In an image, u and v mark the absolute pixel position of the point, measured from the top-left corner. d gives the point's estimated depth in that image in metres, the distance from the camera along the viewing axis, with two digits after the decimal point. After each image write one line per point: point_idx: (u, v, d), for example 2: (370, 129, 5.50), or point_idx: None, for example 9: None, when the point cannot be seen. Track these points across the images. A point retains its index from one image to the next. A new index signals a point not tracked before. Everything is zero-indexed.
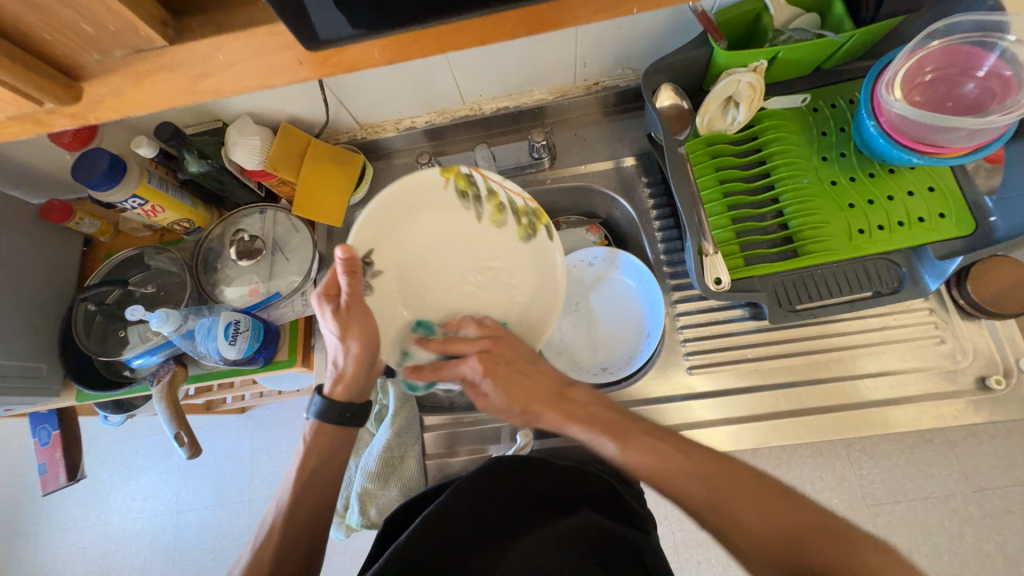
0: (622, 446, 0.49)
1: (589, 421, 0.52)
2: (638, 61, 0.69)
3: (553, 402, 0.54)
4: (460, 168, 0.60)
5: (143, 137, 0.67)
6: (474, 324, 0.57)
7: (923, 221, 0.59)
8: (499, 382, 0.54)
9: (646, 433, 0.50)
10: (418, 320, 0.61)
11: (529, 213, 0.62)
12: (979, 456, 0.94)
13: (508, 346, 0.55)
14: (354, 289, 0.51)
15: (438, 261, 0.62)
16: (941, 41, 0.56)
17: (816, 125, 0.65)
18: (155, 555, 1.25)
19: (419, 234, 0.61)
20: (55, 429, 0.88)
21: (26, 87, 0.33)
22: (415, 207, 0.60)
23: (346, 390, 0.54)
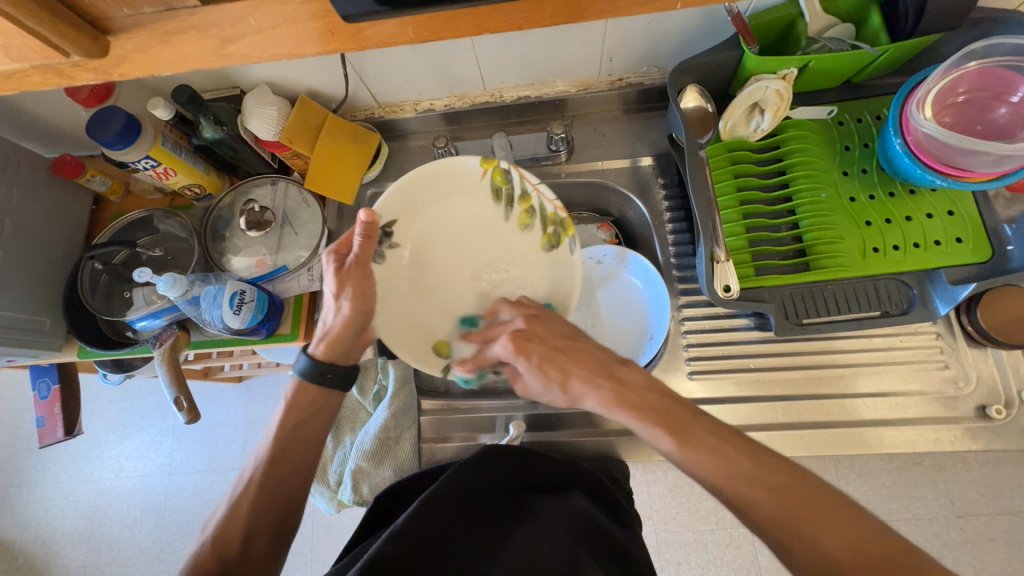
0: (668, 446, 0.47)
1: (643, 410, 0.48)
2: (665, 60, 0.68)
3: (598, 381, 0.50)
4: (498, 162, 0.60)
5: (160, 98, 0.66)
6: (508, 306, 0.57)
7: (939, 245, 0.59)
8: (533, 359, 0.51)
9: (708, 430, 0.46)
10: (461, 317, 0.61)
11: (557, 222, 0.61)
12: (967, 482, 0.94)
13: (542, 324, 0.53)
14: (363, 252, 0.52)
15: (454, 245, 0.62)
16: (977, 62, 0.55)
17: (840, 139, 0.64)
18: (145, 514, 1.27)
19: (446, 221, 0.62)
20: (55, 384, 0.89)
21: (59, 39, 0.33)
22: (449, 192, 0.62)
23: (328, 349, 0.54)
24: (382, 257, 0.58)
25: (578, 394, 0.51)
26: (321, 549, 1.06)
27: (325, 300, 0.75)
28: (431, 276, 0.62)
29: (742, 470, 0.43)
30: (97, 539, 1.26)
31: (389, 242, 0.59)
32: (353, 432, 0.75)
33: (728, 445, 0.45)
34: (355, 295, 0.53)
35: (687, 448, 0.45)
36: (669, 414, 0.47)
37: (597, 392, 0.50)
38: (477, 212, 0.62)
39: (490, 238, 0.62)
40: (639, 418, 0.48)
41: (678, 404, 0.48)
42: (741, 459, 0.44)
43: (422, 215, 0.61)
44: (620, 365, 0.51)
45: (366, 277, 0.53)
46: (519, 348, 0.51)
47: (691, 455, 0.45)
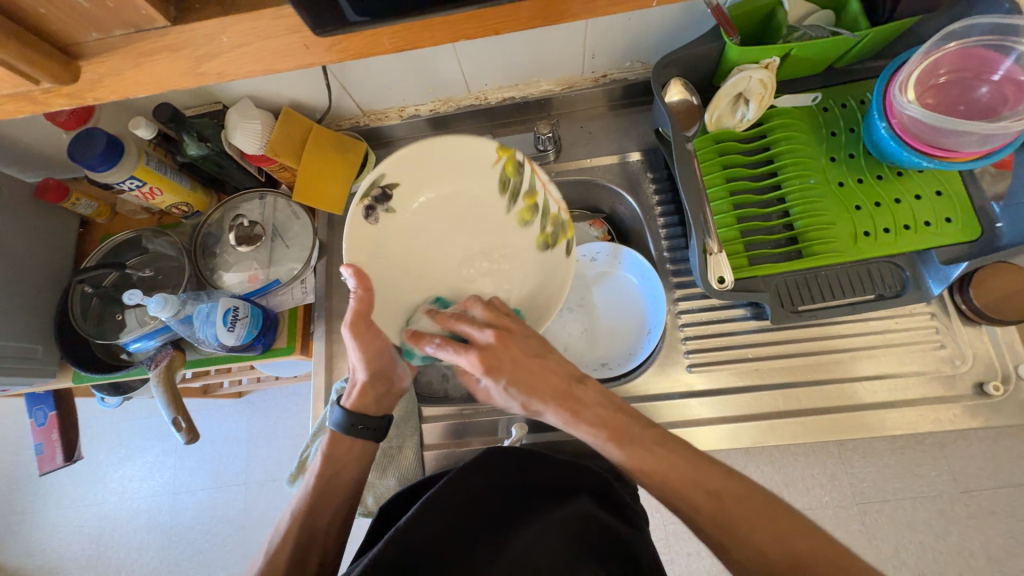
0: (614, 454, 0.49)
1: (597, 426, 0.50)
2: (647, 54, 0.68)
3: (560, 396, 0.51)
4: (514, 153, 0.58)
5: (141, 117, 0.65)
6: (482, 307, 0.55)
7: (929, 225, 0.59)
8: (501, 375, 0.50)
9: (657, 444, 0.49)
10: (435, 296, 0.61)
11: (557, 224, 0.61)
12: (968, 458, 0.94)
13: (511, 339, 0.51)
14: (364, 309, 0.51)
15: (449, 221, 0.62)
16: (957, 43, 0.55)
17: (826, 125, 0.64)
18: (152, 535, 1.26)
19: (446, 199, 0.61)
20: (51, 410, 0.88)
21: (30, 66, 0.32)
22: (455, 171, 0.60)
23: (362, 403, 0.57)
24: (374, 217, 0.57)
25: (539, 405, 0.52)
26: (332, 560, 1.06)
27: (320, 312, 0.75)
28: (418, 246, 0.61)
29: (685, 475, 0.47)
30: (104, 563, 1.25)
31: (383, 206, 0.58)
32: None
33: (672, 455, 0.48)
34: (370, 352, 0.54)
35: (635, 457, 0.49)
36: (622, 426, 0.50)
37: (556, 407, 0.51)
38: (479, 196, 0.61)
39: (488, 225, 0.62)
40: (592, 428, 0.50)
41: (639, 421, 0.51)
42: (683, 466, 0.48)
43: (429, 186, 0.60)
44: (580, 382, 0.52)
45: (376, 332, 0.54)
46: (487, 368, 0.49)
47: (632, 458, 0.49)
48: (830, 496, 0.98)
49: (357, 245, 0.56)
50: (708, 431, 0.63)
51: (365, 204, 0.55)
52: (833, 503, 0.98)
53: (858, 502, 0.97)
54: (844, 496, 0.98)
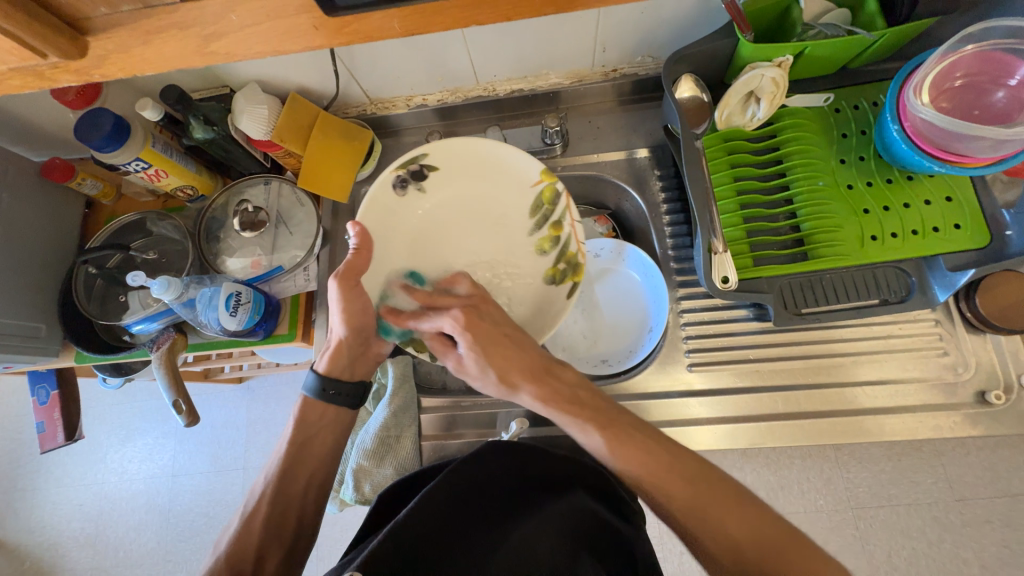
0: (597, 443, 0.49)
1: (573, 407, 0.51)
2: (659, 49, 0.67)
3: (539, 373, 0.52)
4: (555, 182, 0.59)
5: (148, 99, 0.65)
6: (468, 282, 0.56)
7: (937, 231, 0.58)
8: (477, 339, 0.51)
9: (636, 430, 0.49)
10: (411, 270, 0.59)
11: (571, 263, 0.60)
12: (965, 467, 0.93)
13: (492, 307, 0.54)
14: (358, 266, 0.52)
15: (469, 226, 0.61)
16: (975, 46, 0.54)
17: (837, 127, 0.63)
18: (150, 516, 1.27)
19: (474, 203, 0.61)
20: (54, 389, 0.88)
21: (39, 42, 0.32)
22: (492, 180, 0.61)
23: (332, 363, 0.57)
24: (402, 190, 0.59)
25: (516, 383, 0.51)
26: (327, 546, 1.07)
27: (321, 300, 0.75)
28: (432, 236, 0.61)
29: (662, 465, 0.47)
30: (103, 541, 1.27)
31: (416, 183, 0.60)
32: (354, 432, 0.75)
33: (650, 441, 0.49)
34: (350, 310, 0.54)
35: (614, 447, 0.48)
36: (607, 416, 0.50)
37: (535, 383, 0.51)
38: (508, 206, 0.61)
39: (506, 238, 0.61)
40: (573, 415, 0.50)
41: (608, 404, 0.52)
42: (662, 454, 0.48)
43: (466, 185, 0.61)
44: (558, 363, 0.54)
45: (362, 292, 0.54)
46: (468, 324, 0.51)
47: (620, 452, 0.48)
48: (825, 500, 0.99)
49: (376, 207, 0.58)
50: (706, 430, 0.63)
51: (399, 174, 0.58)
52: (828, 507, 0.99)
53: (853, 506, 0.98)
54: (839, 500, 0.98)
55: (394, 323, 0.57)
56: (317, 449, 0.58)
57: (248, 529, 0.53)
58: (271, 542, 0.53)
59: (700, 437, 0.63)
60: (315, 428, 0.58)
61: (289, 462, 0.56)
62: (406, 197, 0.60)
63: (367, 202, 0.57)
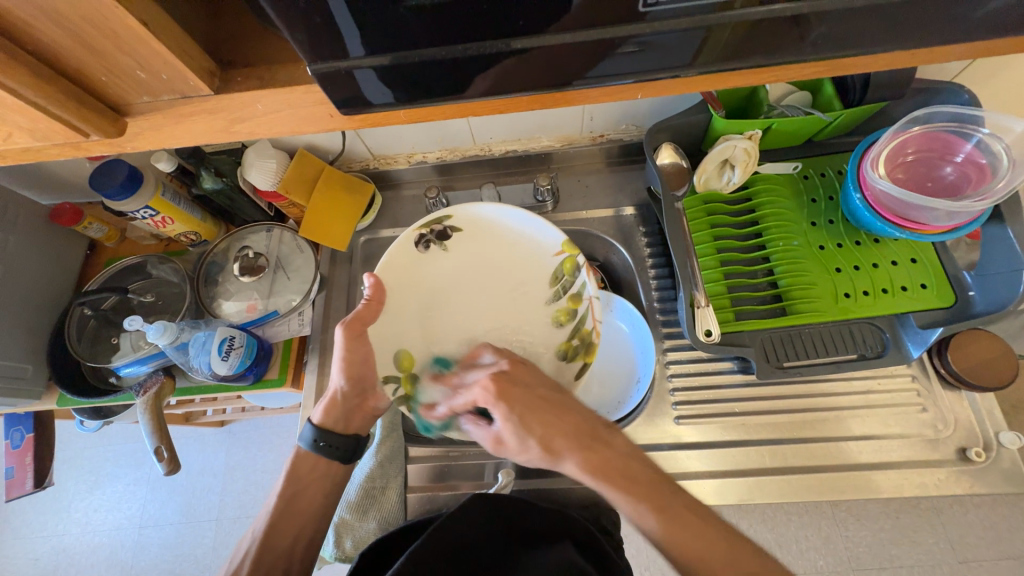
0: (652, 525, 0.47)
1: (626, 482, 0.49)
2: (642, 119, 0.73)
3: (586, 442, 0.51)
4: (576, 255, 0.61)
5: (164, 152, 0.69)
6: (492, 350, 0.56)
7: (906, 290, 0.62)
8: (514, 407, 0.50)
9: (691, 510, 0.48)
10: (435, 357, 0.59)
11: (585, 339, 0.62)
12: (966, 525, 0.92)
13: (525, 369, 0.53)
14: (366, 316, 0.55)
15: (486, 290, 0.63)
16: (921, 127, 0.60)
17: (806, 192, 0.68)
18: (111, 572, 1.19)
19: (493, 266, 0.63)
20: (29, 432, 0.86)
21: (90, 129, 0.31)
22: (511, 247, 0.63)
23: (332, 416, 0.58)
24: (424, 246, 0.61)
25: (561, 452, 0.50)
26: None
27: (314, 345, 0.76)
28: (450, 294, 0.62)
29: (725, 554, 0.45)
30: None
31: (439, 243, 0.62)
32: None
33: (710, 526, 0.46)
34: (353, 359, 0.55)
35: (670, 524, 0.46)
36: (653, 489, 0.49)
37: (582, 452, 0.50)
38: (530, 272, 0.63)
39: (523, 306, 0.63)
40: (627, 491, 0.48)
41: (658, 477, 0.50)
42: (720, 539, 0.46)
43: (489, 248, 0.63)
44: (606, 428, 0.52)
45: (365, 341, 0.56)
46: (500, 393, 0.50)
47: (677, 535, 0.46)
48: (825, 561, 0.95)
49: (398, 260, 0.60)
50: (697, 485, 0.63)
51: (422, 233, 0.61)
52: (828, 568, 0.95)
53: (854, 568, 0.94)
54: (839, 561, 0.95)
55: (394, 379, 0.57)
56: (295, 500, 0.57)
57: None
58: None
59: (691, 492, 0.63)
60: (300, 479, 0.58)
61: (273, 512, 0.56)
62: (427, 253, 0.62)
63: (388, 256, 0.59)
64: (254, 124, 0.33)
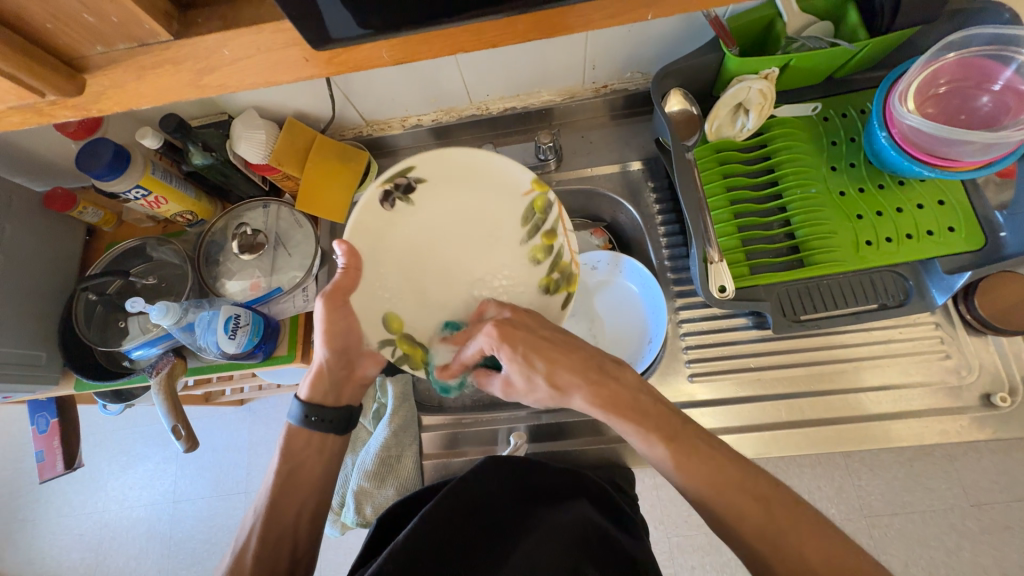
0: (661, 452, 0.49)
1: (642, 416, 0.50)
2: (647, 65, 0.68)
3: (593, 373, 0.51)
4: (547, 192, 0.59)
5: (149, 128, 0.66)
6: (496, 304, 0.56)
7: (932, 234, 0.59)
8: (519, 347, 0.50)
9: (698, 436, 0.50)
10: (446, 321, 0.59)
11: (566, 272, 0.60)
12: (979, 471, 0.92)
13: (529, 315, 0.54)
14: (346, 285, 0.54)
15: (460, 236, 0.60)
16: (957, 53, 0.55)
17: (826, 134, 0.64)
18: (151, 543, 1.25)
19: (463, 210, 0.60)
20: (53, 417, 0.88)
21: (42, 85, 0.32)
22: (479, 188, 0.59)
23: (319, 390, 0.58)
24: (390, 204, 0.58)
25: (569, 388, 0.51)
26: (334, 569, 1.06)
27: None
28: (425, 248, 0.59)
29: (729, 477, 0.47)
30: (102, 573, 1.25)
31: (405, 198, 0.58)
32: (354, 453, 0.75)
33: (713, 449, 0.49)
34: (334, 329, 0.55)
35: (679, 453, 0.48)
36: (663, 420, 0.50)
37: (591, 389, 0.51)
38: (500, 214, 0.60)
39: (500, 249, 0.60)
40: (637, 422, 0.50)
41: (668, 409, 0.51)
42: (729, 466, 0.47)
43: (456, 193, 0.59)
44: (614, 362, 0.53)
45: (348, 312, 0.55)
46: (503, 336, 0.50)
47: (684, 464, 0.48)
48: (838, 509, 0.96)
49: (364, 223, 0.56)
50: None
51: (385, 188, 0.56)
52: (841, 516, 0.96)
53: (867, 515, 0.95)
54: (852, 509, 0.96)
55: (391, 342, 0.57)
56: (312, 473, 0.59)
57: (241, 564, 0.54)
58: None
59: None
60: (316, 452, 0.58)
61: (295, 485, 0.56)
62: (394, 212, 0.58)
63: (353, 218, 0.55)
64: (222, 74, 0.34)
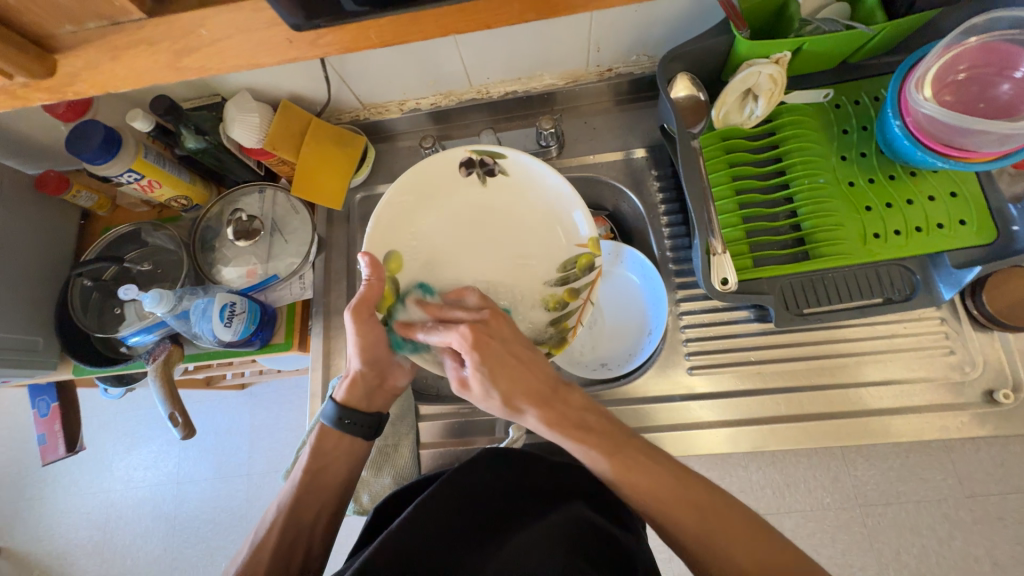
0: (601, 466, 0.49)
1: (581, 435, 0.50)
2: (654, 48, 0.66)
3: (546, 398, 0.51)
4: (596, 255, 0.58)
5: (139, 109, 0.64)
6: (477, 294, 0.54)
7: (942, 227, 0.57)
8: (486, 358, 0.49)
9: (643, 453, 0.50)
10: (419, 282, 0.57)
11: (560, 333, 0.58)
12: (976, 463, 0.90)
13: (506, 323, 0.51)
14: (371, 298, 0.51)
15: (497, 249, 0.60)
16: (978, 37, 0.53)
17: (837, 122, 0.62)
18: (156, 523, 1.28)
19: (521, 233, 0.60)
20: (53, 401, 0.88)
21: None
22: (540, 215, 0.60)
23: (354, 393, 0.58)
24: (465, 169, 0.60)
25: (522, 405, 0.51)
26: (333, 551, 1.08)
27: (318, 308, 0.75)
28: (465, 227, 0.60)
29: (668, 491, 0.47)
30: (109, 550, 1.27)
31: (480, 175, 0.60)
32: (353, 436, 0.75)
33: (653, 463, 0.49)
34: (367, 341, 0.53)
35: (619, 469, 0.48)
36: (608, 437, 0.50)
37: (540, 407, 0.51)
38: (545, 244, 0.60)
39: (523, 276, 0.60)
40: (580, 440, 0.50)
41: (613, 426, 0.51)
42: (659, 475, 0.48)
43: (524, 210, 0.60)
44: (566, 386, 0.53)
45: (378, 324, 0.53)
46: (476, 343, 0.48)
47: (629, 479, 0.48)
48: (832, 498, 0.97)
49: (432, 176, 0.59)
50: (709, 434, 0.62)
51: (471, 156, 0.60)
52: (835, 505, 0.96)
53: (861, 504, 0.96)
54: (847, 499, 0.97)
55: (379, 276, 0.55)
56: (327, 470, 0.58)
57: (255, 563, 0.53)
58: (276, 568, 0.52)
59: (702, 441, 0.62)
60: (324, 452, 0.58)
61: (292, 487, 0.57)
62: (466, 179, 0.60)
63: (433, 159, 0.59)
64: (202, 55, 0.33)
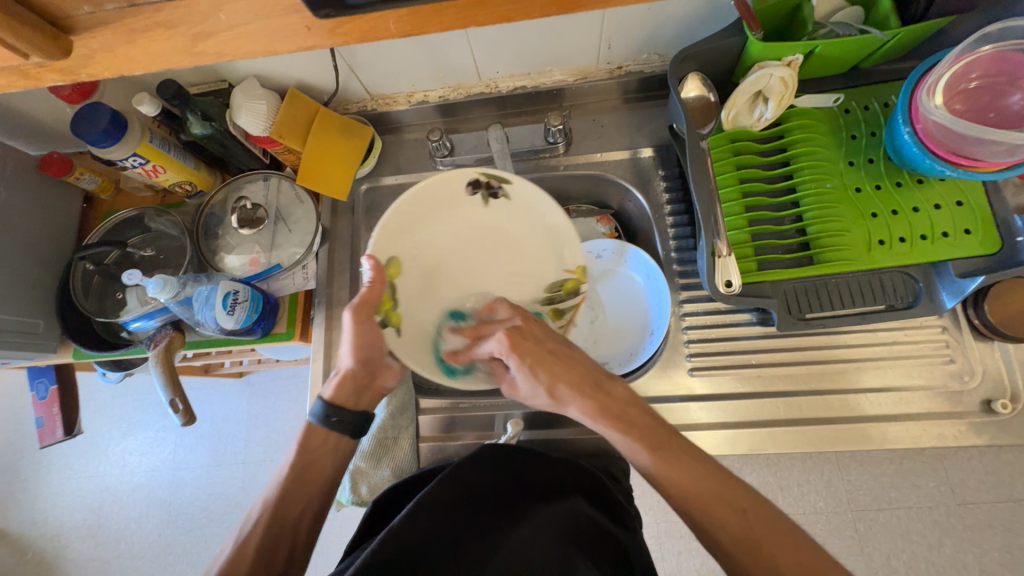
0: (642, 459, 0.49)
1: (624, 423, 0.50)
2: (665, 47, 0.66)
3: (587, 389, 0.52)
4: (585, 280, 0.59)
5: (145, 93, 0.64)
6: (506, 304, 0.56)
7: (947, 236, 0.57)
8: (526, 358, 0.51)
9: (683, 451, 0.49)
10: (445, 310, 0.58)
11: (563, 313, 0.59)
12: (967, 471, 0.93)
13: (537, 324, 0.54)
14: (371, 300, 0.52)
15: (497, 269, 0.60)
16: (992, 46, 0.53)
17: (846, 127, 0.62)
18: (151, 508, 1.28)
19: (522, 256, 0.60)
20: (52, 384, 0.88)
21: (10, 37, 0.31)
22: (541, 239, 0.59)
23: (343, 391, 0.58)
24: (472, 188, 0.59)
25: (566, 398, 0.52)
26: (327, 541, 1.08)
27: (320, 298, 0.75)
28: (467, 245, 0.60)
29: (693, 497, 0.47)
30: (104, 533, 1.28)
31: (485, 195, 0.59)
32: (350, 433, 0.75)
33: (700, 466, 0.48)
34: (361, 342, 0.53)
35: (662, 462, 0.48)
36: (649, 430, 0.50)
37: (586, 399, 0.51)
38: (542, 270, 0.59)
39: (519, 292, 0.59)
40: (621, 430, 0.50)
41: (656, 421, 0.51)
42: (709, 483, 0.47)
43: (526, 236, 0.59)
44: (608, 377, 0.53)
45: (375, 326, 0.53)
46: (514, 344, 0.51)
47: (665, 473, 0.48)
48: (825, 502, 0.98)
49: (440, 191, 0.57)
50: (707, 435, 0.62)
51: (479, 176, 0.58)
52: (828, 509, 0.97)
53: (853, 509, 0.97)
54: (839, 503, 0.98)
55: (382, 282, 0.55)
56: (322, 461, 0.59)
57: (241, 554, 0.53)
58: (259, 568, 0.52)
59: (700, 442, 0.63)
60: (311, 448, 0.58)
61: (284, 479, 0.57)
62: (469, 197, 0.59)
63: (441, 177, 0.57)
64: (217, 40, 0.33)
